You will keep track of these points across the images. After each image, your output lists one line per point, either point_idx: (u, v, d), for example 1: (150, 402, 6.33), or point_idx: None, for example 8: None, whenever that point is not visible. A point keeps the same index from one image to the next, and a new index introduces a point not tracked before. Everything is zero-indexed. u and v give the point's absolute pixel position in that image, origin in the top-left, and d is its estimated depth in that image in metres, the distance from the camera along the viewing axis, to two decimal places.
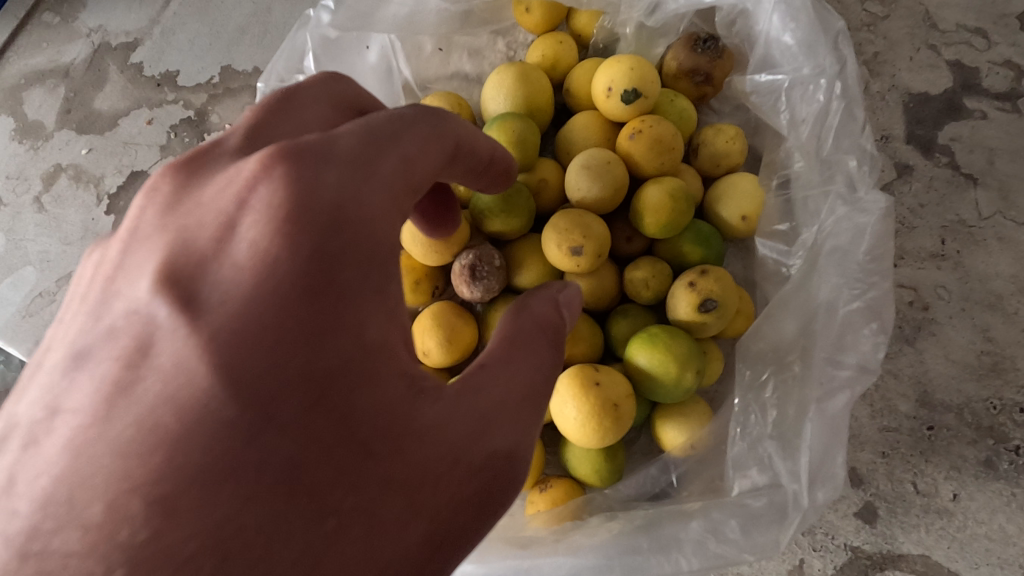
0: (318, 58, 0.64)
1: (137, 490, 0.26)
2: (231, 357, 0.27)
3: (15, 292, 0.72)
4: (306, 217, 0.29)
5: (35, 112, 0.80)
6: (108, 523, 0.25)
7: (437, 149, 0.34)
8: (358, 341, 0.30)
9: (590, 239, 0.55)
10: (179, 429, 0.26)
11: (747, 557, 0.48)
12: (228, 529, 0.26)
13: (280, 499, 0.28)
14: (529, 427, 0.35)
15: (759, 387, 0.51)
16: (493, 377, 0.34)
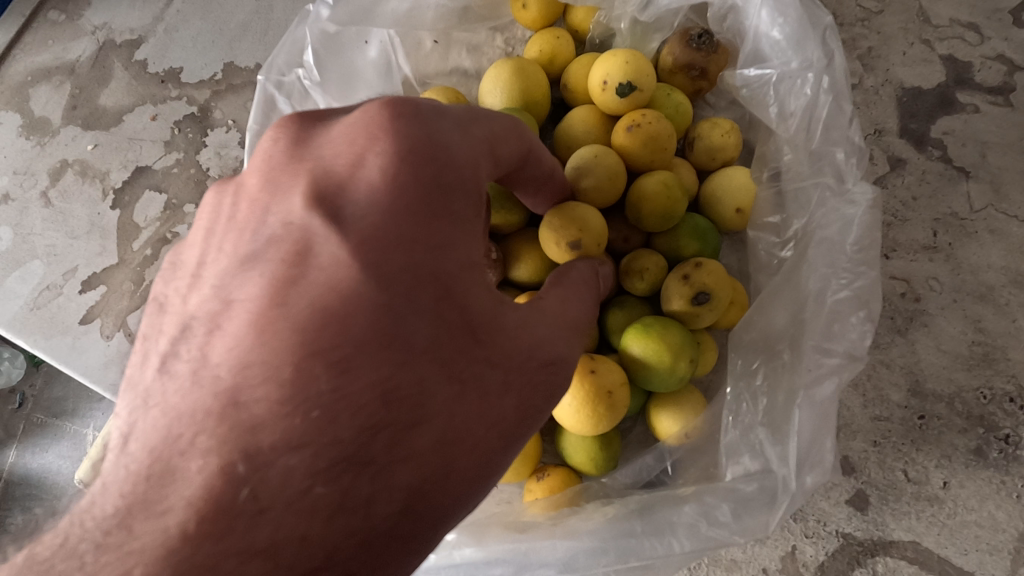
0: (318, 52, 0.64)
1: (318, 355, 0.33)
2: (377, 260, 0.35)
3: (22, 285, 0.73)
4: (428, 163, 0.37)
5: (42, 108, 0.81)
6: (295, 378, 0.32)
7: (515, 132, 0.42)
8: (465, 256, 0.38)
9: (587, 233, 0.55)
10: (340, 311, 0.34)
11: (738, 539, 0.48)
12: (386, 381, 0.34)
13: (417, 365, 0.35)
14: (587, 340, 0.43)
15: (750, 376, 0.53)
16: (559, 297, 0.43)
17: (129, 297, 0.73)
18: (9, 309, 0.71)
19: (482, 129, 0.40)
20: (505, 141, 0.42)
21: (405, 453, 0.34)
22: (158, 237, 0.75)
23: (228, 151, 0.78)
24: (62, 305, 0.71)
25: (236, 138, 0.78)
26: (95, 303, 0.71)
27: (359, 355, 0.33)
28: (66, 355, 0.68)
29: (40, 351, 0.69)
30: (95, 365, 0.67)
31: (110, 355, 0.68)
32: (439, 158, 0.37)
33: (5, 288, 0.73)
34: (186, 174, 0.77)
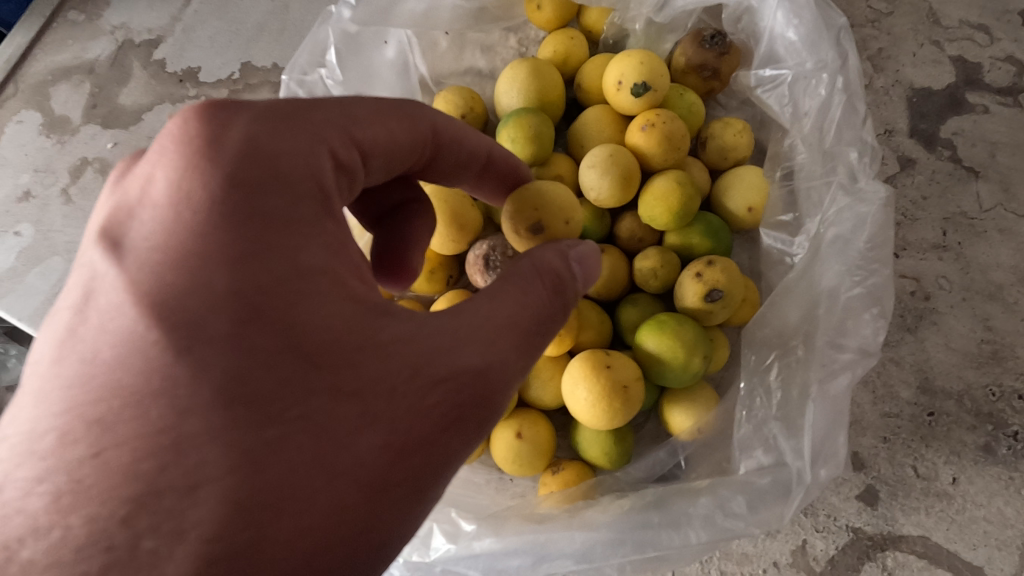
0: (340, 52, 0.66)
1: (86, 406, 0.28)
2: (168, 282, 0.29)
3: (43, 280, 0.74)
4: (238, 161, 0.31)
5: (62, 107, 0.82)
6: (66, 437, 0.27)
7: (393, 121, 0.37)
8: (291, 261, 0.30)
9: (545, 209, 0.47)
10: (118, 353, 0.28)
11: (754, 530, 0.49)
12: (177, 429, 0.27)
13: (220, 403, 0.28)
14: (503, 350, 0.34)
15: (764, 370, 0.53)
16: (469, 304, 0.35)
17: None
18: (30, 304, 0.73)
19: (344, 117, 0.35)
20: (380, 129, 0.36)
21: (196, 519, 0.27)
22: None
23: None
24: None
25: None
26: None
27: (134, 399, 0.27)
28: None
29: None
30: None
31: None
32: (267, 150, 0.31)
33: (27, 284, 0.74)
34: None
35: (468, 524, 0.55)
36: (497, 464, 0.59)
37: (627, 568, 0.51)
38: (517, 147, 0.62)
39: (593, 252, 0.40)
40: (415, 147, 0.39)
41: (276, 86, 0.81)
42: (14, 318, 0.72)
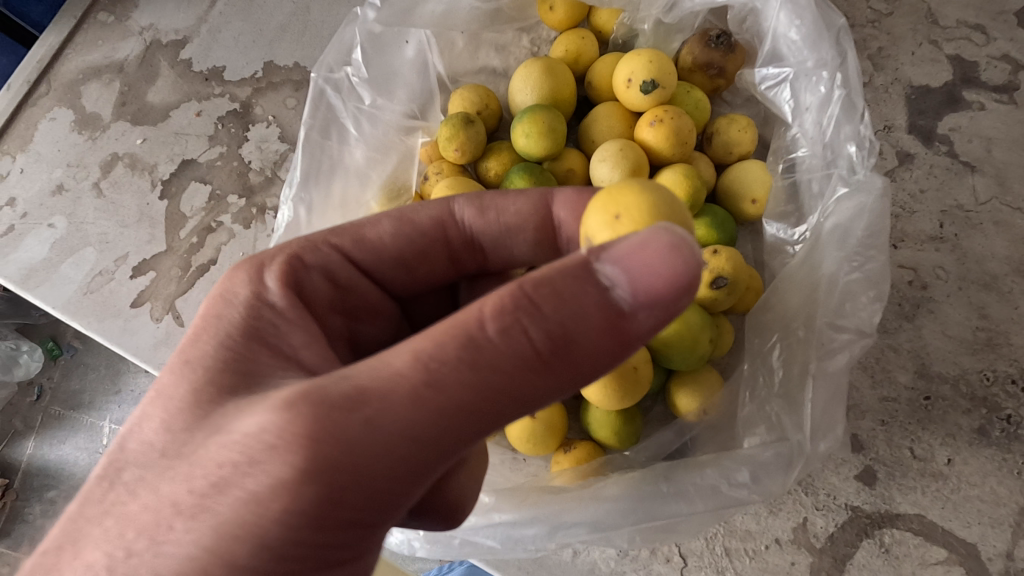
0: (365, 51, 0.68)
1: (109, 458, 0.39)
2: None
3: (75, 271, 0.78)
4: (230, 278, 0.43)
5: (93, 104, 0.86)
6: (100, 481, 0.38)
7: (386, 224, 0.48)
8: (213, 341, 0.39)
9: (589, 220, 0.38)
10: None
11: (757, 499, 0.52)
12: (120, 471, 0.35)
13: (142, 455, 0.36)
14: (359, 395, 0.31)
15: (767, 352, 0.57)
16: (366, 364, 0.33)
17: (177, 281, 0.76)
18: (64, 293, 0.76)
19: (338, 233, 0.47)
20: (371, 234, 0.47)
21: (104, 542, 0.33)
22: (202, 225, 0.79)
23: (268, 145, 0.82)
24: (115, 290, 0.76)
25: (275, 133, 0.83)
26: (145, 288, 0.76)
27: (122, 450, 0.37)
28: (121, 337, 0.73)
29: (94, 332, 0.74)
30: (146, 346, 0.73)
31: (161, 336, 0.73)
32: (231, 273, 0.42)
33: (60, 274, 0.78)
34: (229, 167, 0.81)
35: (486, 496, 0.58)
36: (512, 443, 0.62)
37: (638, 538, 0.54)
38: (532, 143, 0.65)
39: (661, 239, 0.31)
40: (425, 240, 0.49)
41: (298, 84, 0.84)
42: (49, 307, 0.76)
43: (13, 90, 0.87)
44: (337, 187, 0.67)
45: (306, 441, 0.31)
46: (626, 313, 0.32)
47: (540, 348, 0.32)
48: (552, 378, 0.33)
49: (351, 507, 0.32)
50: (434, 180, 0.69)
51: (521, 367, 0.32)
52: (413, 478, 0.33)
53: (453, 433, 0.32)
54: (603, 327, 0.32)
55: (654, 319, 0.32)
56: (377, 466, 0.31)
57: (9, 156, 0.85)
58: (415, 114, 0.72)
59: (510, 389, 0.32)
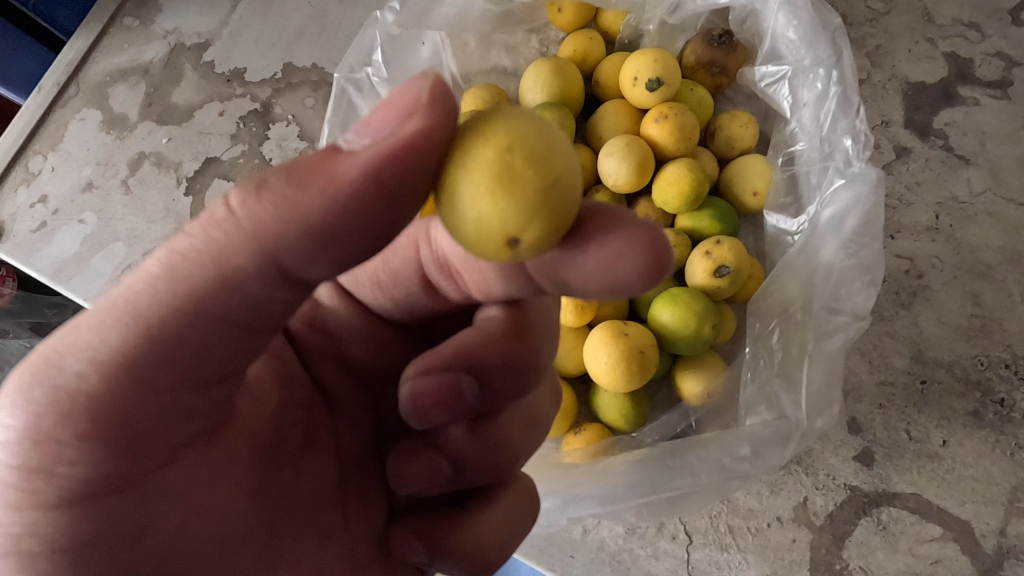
0: (385, 51, 0.72)
1: None
2: None
3: (106, 264, 0.81)
4: None
5: (120, 105, 0.90)
6: None
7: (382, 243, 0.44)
8: None
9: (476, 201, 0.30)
10: None
11: (757, 473, 0.55)
12: None
13: None
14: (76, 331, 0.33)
15: (767, 336, 0.60)
16: None
17: None
18: (95, 285, 0.80)
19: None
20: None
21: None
22: None
23: (288, 143, 0.85)
24: None
25: (295, 131, 0.86)
26: None
27: None
28: None
29: None
30: None
31: None
32: None
33: (91, 267, 0.81)
34: (251, 164, 0.85)
35: None
36: None
37: (644, 514, 0.57)
38: None
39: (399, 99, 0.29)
40: (398, 261, 0.45)
41: (317, 85, 0.88)
42: (81, 299, 0.80)
43: (43, 92, 0.91)
44: None
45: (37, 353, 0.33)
46: (345, 152, 0.28)
47: (233, 204, 0.28)
48: (258, 231, 0.28)
49: (57, 408, 0.30)
50: None
51: (218, 225, 0.29)
52: (119, 361, 0.30)
53: (148, 311, 0.30)
54: (320, 165, 0.28)
55: (376, 148, 0.27)
56: (71, 356, 0.30)
57: (40, 155, 0.88)
58: None
59: (212, 247, 0.29)
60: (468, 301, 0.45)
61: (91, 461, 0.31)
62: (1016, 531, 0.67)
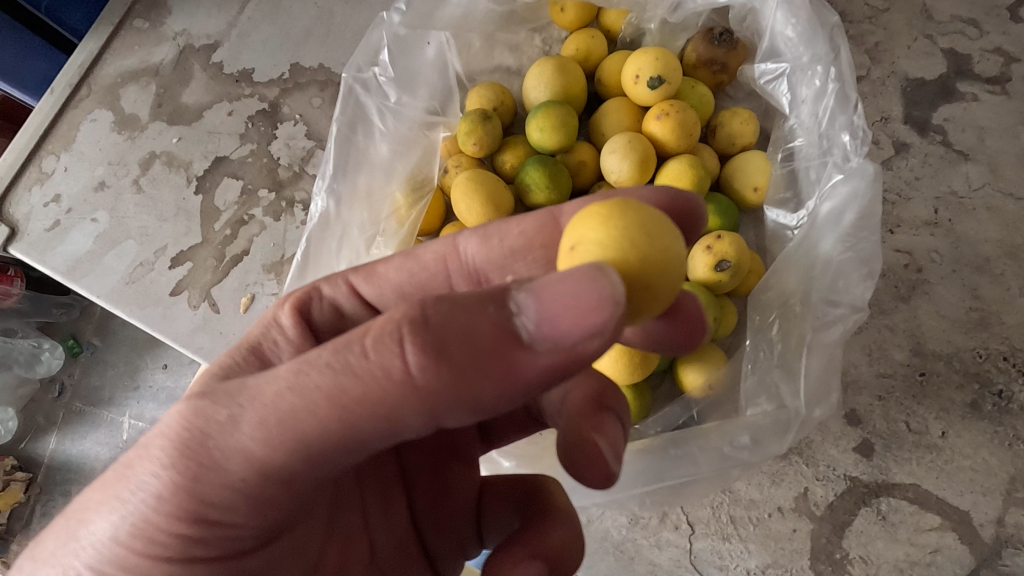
0: (391, 52, 0.73)
1: None
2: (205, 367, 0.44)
3: (118, 262, 0.83)
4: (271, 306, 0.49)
5: (131, 106, 0.92)
6: None
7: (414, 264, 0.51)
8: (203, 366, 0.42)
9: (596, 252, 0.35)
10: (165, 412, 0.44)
11: (756, 462, 0.56)
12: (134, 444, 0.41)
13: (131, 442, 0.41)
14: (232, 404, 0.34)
15: (767, 328, 0.61)
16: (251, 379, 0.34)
17: (212, 270, 0.81)
18: (108, 283, 0.82)
19: (355, 271, 0.50)
20: (380, 269, 0.50)
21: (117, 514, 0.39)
22: (235, 218, 0.84)
23: (296, 143, 0.87)
24: (155, 279, 0.81)
25: (303, 130, 0.88)
26: (183, 277, 0.81)
27: None
28: (161, 323, 0.79)
29: (136, 319, 0.79)
30: (185, 332, 0.78)
31: (199, 322, 0.78)
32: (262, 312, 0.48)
33: (104, 265, 0.83)
34: (259, 163, 0.86)
35: (506, 461, 0.64)
36: None
37: (647, 501, 0.60)
38: (547, 137, 0.70)
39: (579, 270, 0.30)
40: (428, 276, 0.51)
41: (324, 84, 0.89)
42: (94, 296, 0.82)
43: (56, 93, 0.92)
44: (362, 180, 0.72)
45: (186, 430, 0.34)
46: (524, 344, 0.31)
47: (410, 369, 0.30)
48: (422, 403, 0.32)
49: (213, 493, 0.35)
50: (453, 173, 0.74)
51: (389, 386, 0.31)
52: (275, 474, 0.34)
53: (308, 438, 0.33)
54: (491, 355, 0.30)
55: (553, 356, 0.31)
56: (235, 459, 0.34)
57: (53, 155, 0.90)
58: (436, 111, 0.76)
59: (376, 408, 0.32)
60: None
61: (232, 542, 0.38)
62: (1014, 520, 0.68)
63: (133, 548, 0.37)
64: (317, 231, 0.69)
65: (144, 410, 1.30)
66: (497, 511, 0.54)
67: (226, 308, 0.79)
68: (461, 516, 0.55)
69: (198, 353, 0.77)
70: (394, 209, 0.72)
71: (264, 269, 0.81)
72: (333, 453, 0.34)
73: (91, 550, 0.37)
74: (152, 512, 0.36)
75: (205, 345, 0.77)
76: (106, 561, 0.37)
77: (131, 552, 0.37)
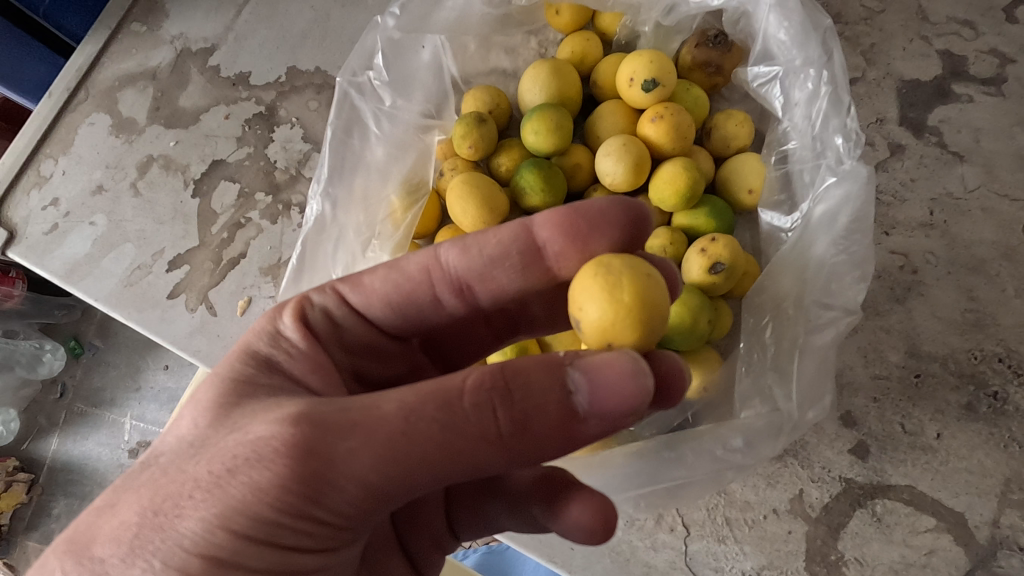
0: (386, 56, 0.73)
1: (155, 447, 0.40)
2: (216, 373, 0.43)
3: (116, 265, 0.83)
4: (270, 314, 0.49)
5: (129, 110, 0.92)
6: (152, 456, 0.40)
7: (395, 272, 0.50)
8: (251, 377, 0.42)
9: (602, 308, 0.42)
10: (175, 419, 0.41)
11: (749, 465, 0.56)
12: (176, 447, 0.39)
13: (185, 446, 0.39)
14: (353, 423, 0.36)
15: (760, 330, 0.61)
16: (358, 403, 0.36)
17: (210, 273, 0.81)
18: (106, 286, 0.82)
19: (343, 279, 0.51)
20: (365, 278, 0.50)
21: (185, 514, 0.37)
22: (232, 221, 0.84)
23: (293, 145, 0.87)
24: (153, 282, 0.82)
25: (299, 133, 0.88)
26: (180, 280, 0.81)
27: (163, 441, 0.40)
28: (159, 326, 0.79)
29: (134, 322, 0.80)
30: (182, 334, 0.78)
31: (196, 324, 0.78)
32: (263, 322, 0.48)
33: (102, 268, 0.84)
34: (257, 166, 0.87)
35: None
36: None
37: (641, 504, 0.59)
38: (542, 140, 0.70)
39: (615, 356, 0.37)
40: (411, 286, 0.50)
41: (320, 87, 0.89)
42: (93, 298, 0.82)
43: (54, 97, 0.93)
44: (357, 183, 0.72)
45: (298, 443, 0.36)
46: (579, 418, 0.36)
47: (501, 432, 0.35)
48: (506, 457, 0.36)
49: (316, 511, 0.37)
50: (449, 176, 0.74)
51: (479, 444, 0.35)
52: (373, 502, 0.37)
53: (409, 475, 0.36)
54: (556, 429, 0.36)
55: (600, 427, 0.37)
56: (348, 487, 0.36)
57: (52, 159, 0.91)
58: (431, 114, 0.76)
59: (467, 459, 0.36)
60: (471, 309, 0.53)
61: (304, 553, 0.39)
62: (1010, 522, 0.67)
63: (219, 556, 0.37)
64: (312, 235, 0.69)
65: (144, 411, 1.30)
66: (468, 512, 0.56)
67: (223, 311, 0.79)
68: (435, 511, 0.56)
69: (195, 355, 0.78)
70: (390, 212, 0.72)
71: (261, 272, 0.81)
72: (417, 489, 0.37)
73: (170, 546, 0.36)
74: (240, 515, 0.36)
75: (202, 347, 0.77)
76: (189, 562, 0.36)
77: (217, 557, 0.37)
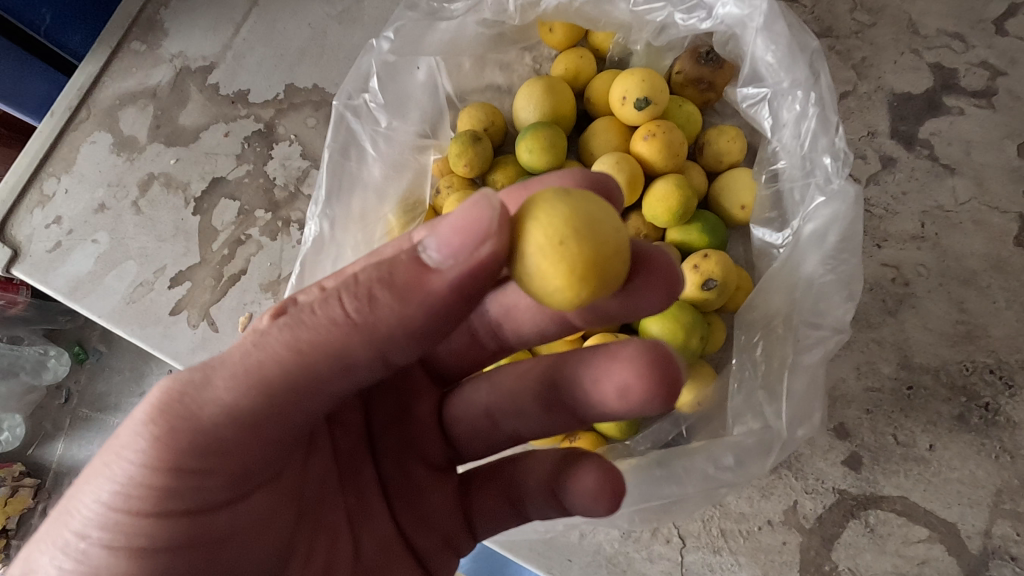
0: (381, 79, 0.74)
1: None
2: None
3: (119, 282, 0.85)
4: None
5: (129, 128, 0.93)
6: None
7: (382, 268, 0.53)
8: None
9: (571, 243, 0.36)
10: None
11: (739, 482, 0.57)
12: None
13: None
14: (207, 367, 0.37)
15: (751, 348, 0.61)
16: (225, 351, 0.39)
17: (211, 289, 0.82)
18: (109, 303, 0.84)
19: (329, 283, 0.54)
20: None
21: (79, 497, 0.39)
22: (233, 237, 0.85)
23: (292, 162, 0.88)
24: (155, 298, 0.83)
25: (298, 150, 0.89)
26: (182, 297, 0.82)
27: None
28: (161, 342, 0.81)
29: (137, 338, 0.81)
30: (184, 350, 0.80)
31: (198, 341, 0.80)
32: None
33: (106, 285, 0.85)
34: (256, 183, 0.88)
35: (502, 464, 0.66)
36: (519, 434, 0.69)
37: (636, 518, 0.61)
38: (536, 157, 0.71)
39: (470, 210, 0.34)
40: None
41: (318, 105, 0.91)
42: (97, 315, 0.83)
43: (57, 115, 0.94)
44: (354, 203, 0.73)
45: (166, 391, 0.37)
46: (431, 269, 0.34)
47: (349, 312, 0.35)
48: (365, 335, 0.35)
49: (196, 442, 0.37)
50: (445, 193, 0.75)
51: (336, 332, 0.35)
52: (247, 423, 0.38)
53: (274, 384, 0.36)
54: (410, 289, 0.34)
55: (459, 271, 0.34)
56: (210, 409, 0.37)
57: (54, 177, 0.92)
58: (426, 133, 0.78)
59: (330, 349, 0.35)
60: None
61: (206, 494, 0.39)
62: (1001, 531, 0.68)
63: (118, 512, 0.38)
64: (308, 259, 0.70)
65: None
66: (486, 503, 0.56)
67: (224, 327, 0.80)
68: (449, 517, 0.57)
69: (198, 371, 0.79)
70: (388, 229, 0.74)
71: (261, 288, 0.82)
72: (291, 403, 0.37)
73: (81, 521, 0.38)
74: (134, 471, 0.37)
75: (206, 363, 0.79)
76: (96, 526, 0.38)
77: (116, 514, 0.38)
